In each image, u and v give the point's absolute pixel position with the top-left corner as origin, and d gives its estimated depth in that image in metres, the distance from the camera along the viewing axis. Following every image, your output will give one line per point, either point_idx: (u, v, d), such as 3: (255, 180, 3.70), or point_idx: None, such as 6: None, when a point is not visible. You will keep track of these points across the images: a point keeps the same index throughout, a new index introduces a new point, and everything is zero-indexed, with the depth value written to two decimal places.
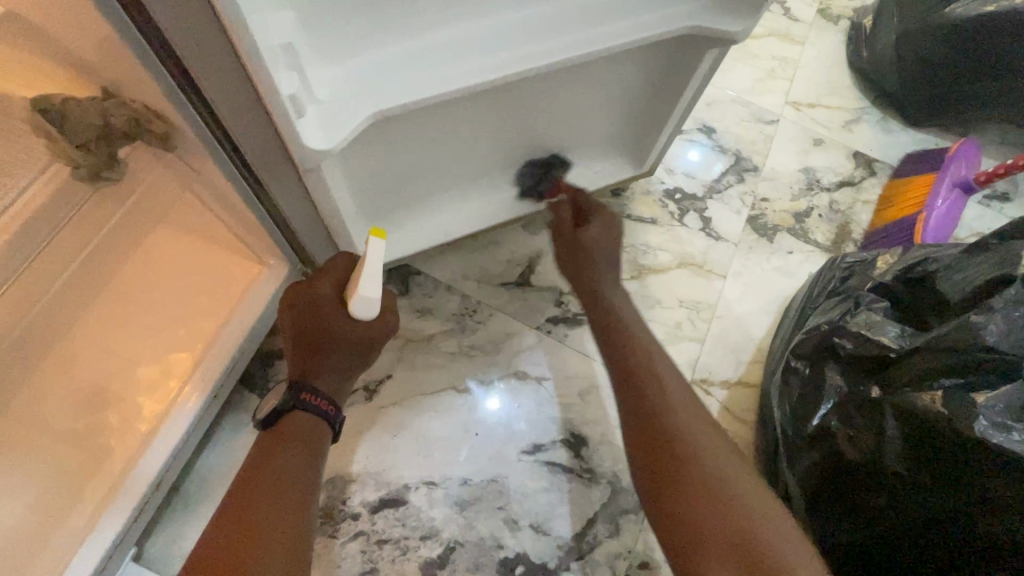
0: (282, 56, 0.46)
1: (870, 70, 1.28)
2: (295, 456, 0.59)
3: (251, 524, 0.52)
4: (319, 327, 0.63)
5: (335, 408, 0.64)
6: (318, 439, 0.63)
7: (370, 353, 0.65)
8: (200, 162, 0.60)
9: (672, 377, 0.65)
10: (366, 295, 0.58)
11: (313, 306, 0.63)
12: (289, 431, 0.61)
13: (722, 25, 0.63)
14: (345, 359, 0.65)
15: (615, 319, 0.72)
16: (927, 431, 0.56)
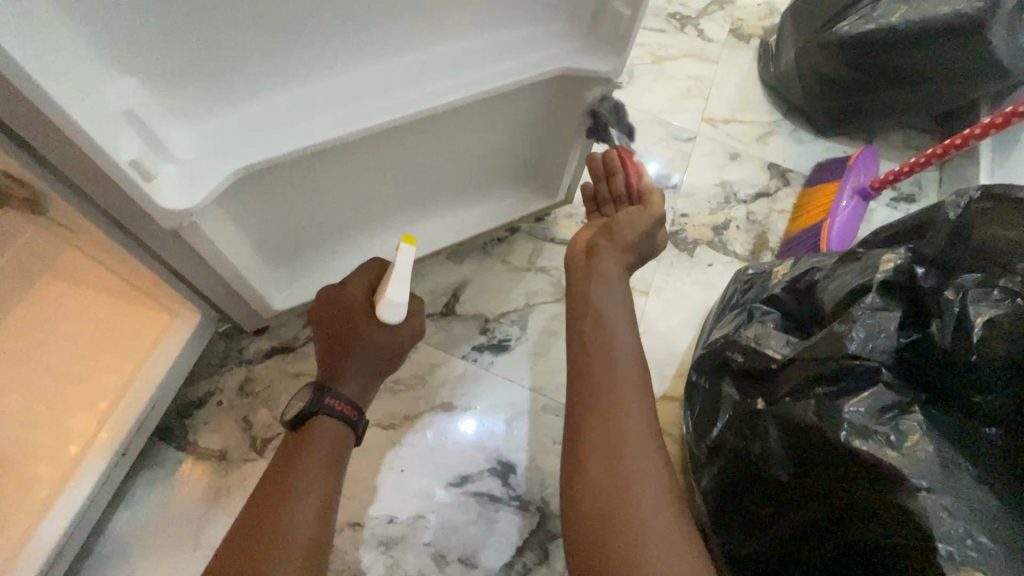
0: (125, 122, 0.47)
1: (779, 85, 1.34)
2: (319, 471, 0.61)
3: (280, 514, 0.57)
4: (349, 331, 0.66)
5: (358, 413, 0.66)
6: (342, 444, 0.65)
7: (394, 359, 0.68)
8: (78, 222, 0.60)
9: (633, 413, 0.60)
10: (393, 299, 0.61)
11: (347, 309, 0.67)
12: (316, 435, 0.63)
13: (592, 66, 0.67)
14: (371, 364, 0.67)
15: (601, 341, 0.66)
16: (802, 439, 0.57)
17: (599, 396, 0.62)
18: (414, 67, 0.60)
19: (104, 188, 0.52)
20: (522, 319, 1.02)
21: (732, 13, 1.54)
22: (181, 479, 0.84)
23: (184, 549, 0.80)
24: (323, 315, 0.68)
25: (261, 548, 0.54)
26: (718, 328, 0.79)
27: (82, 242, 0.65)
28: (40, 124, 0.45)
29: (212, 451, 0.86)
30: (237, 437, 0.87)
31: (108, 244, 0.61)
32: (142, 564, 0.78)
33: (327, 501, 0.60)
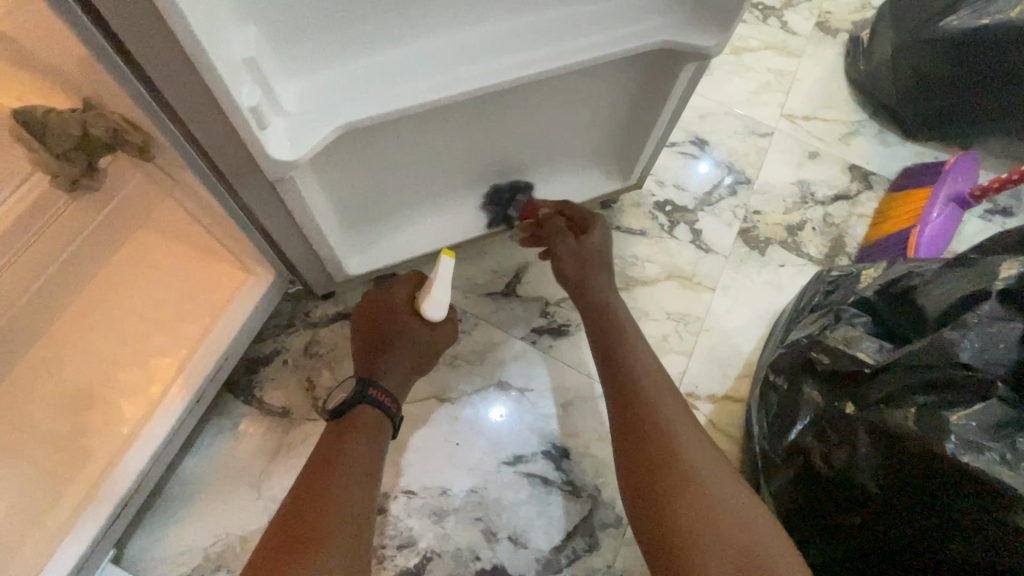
0: (245, 70, 0.47)
1: (867, 82, 1.26)
2: (363, 444, 0.65)
3: (329, 490, 0.58)
4: (394, 329, 0.72)
5: (397, 405, 0.70)
6: (381, 434, 0.68)
7: (430, 355, 0.74)
8: (178, 171, 0.62)
9: (677, 411, 0.64)
10: (437, 298, 0.68)
11: (390, 308, 0.74)
12: (359, 422, 0.66)
13: (697, 40, 0.64)
14: (411, 358, 0.73)
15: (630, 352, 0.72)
16: (901, 449, 0.54)
17: (633, 388, 0.67)
18: (513, 33, 0.59)
19: (212, 135, 0.53)
20: None
21: (820, 5, 1.46)
22: (247, 431, 0.87)
23: (247, 497, 0.82)
24: (370, 316, 0.75)
25: (315, 519, 0.55)
26: (799, 329, 0.75)
27: (179, 192, 0.67)
28: (167, 64, 0.46)
29: (276, 408, 0.88)
30: (300, 396, 0.90)
31: (205, 194, 0.62)
32: (207, 508, 0.81)
33: (371, 474, 0.63)
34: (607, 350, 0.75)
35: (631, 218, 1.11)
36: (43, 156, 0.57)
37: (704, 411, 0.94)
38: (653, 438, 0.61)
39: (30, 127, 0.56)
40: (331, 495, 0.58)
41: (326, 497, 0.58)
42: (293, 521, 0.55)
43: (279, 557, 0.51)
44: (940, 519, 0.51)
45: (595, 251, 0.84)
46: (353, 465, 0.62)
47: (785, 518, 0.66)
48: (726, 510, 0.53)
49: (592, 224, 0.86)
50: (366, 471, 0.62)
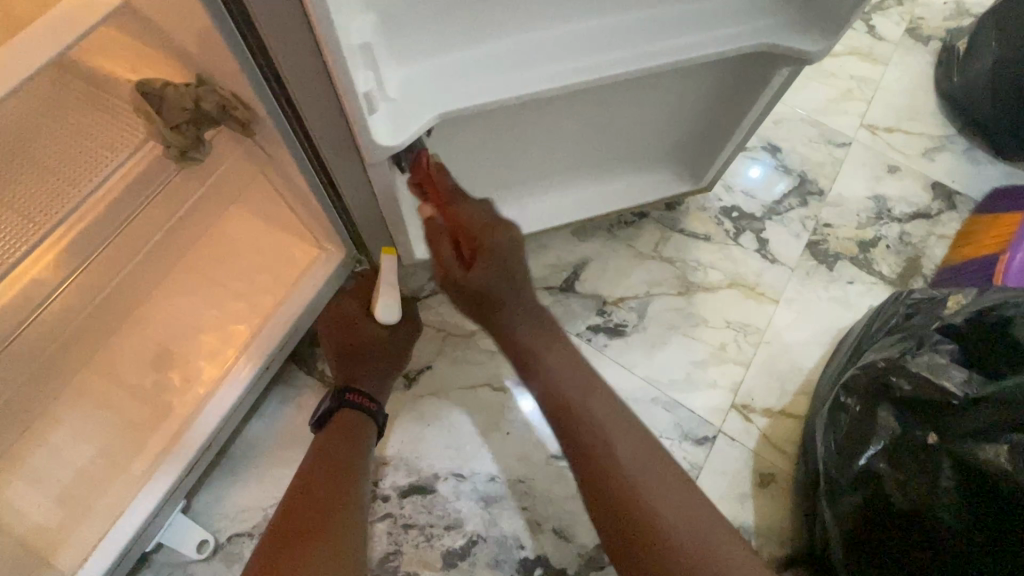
0: (360, 55, 0.49)
1: (959, 96, 1.19)
2: (346, 440, 0.70)
3: (319, 483, 0.63)
4: (355, 339, 0.80)
5: (377, 404, 0.75)
6: (365, 432, 0.73)
7: (399, 355, 0.82)
8: (274, 149, 0.64)
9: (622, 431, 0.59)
10: (385, 302, 0.76)
11: (347, 319, 0.82)
12: (341, 425, 0.72)
13: (799, 44, 0.61)
14: (380, 362, 0.79)
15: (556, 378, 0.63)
16: (991, 486, 0.54)
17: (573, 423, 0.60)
18: (613, 29, 0.59)
19: (316, 117, 0.55)
20: (640, 307, 1.00)
21: (912, 9, 1.38)
22: (308, 401, 0.90)
23: None
24: (329, 332, 0.82)
25: (313, 511, 0.59)
26: (875, 351, 0.72)
27: (270, 168, 0.69)
28: (286, 46, 0.47)
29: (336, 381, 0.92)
30: None
31: (296, 170, 0.65)
32: (269, 471, 0.86)
33: (353, 466, 0.67)
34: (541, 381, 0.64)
35: (696, 221, 1.09)
36: (156, 127, 0.59)
37: (758, 424, 0.92)
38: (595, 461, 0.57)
39: (147, 98, 0.57)
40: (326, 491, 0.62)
41: (314, 492, 0.62)
42: (291, 516, 0.59)
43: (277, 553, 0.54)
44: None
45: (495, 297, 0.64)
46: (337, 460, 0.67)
47: (843, 542, 0.65)
48: (680, 524, 0.53)
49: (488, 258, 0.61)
50: (352, 466, 0.66)
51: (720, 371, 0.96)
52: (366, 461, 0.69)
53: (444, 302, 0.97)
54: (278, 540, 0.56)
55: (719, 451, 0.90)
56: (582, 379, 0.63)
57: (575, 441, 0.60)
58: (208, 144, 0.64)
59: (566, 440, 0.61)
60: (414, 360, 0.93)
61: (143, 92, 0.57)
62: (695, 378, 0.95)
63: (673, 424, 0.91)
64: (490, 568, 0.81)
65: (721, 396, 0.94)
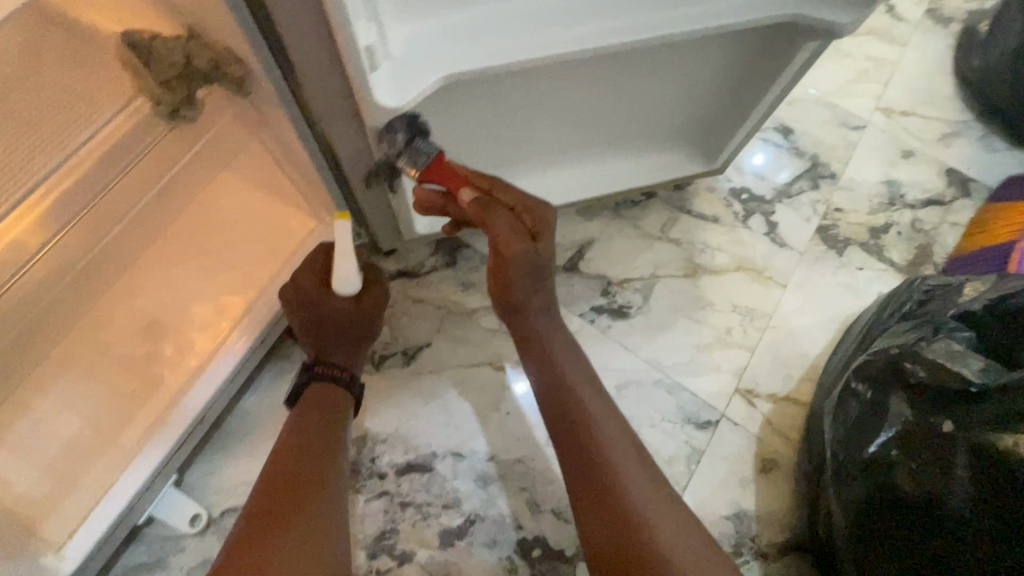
0: (362, 6, 0.46)
1: (979, 79, 1.16)
2: (319, 421, 0.66)
3: (297, 467, 0.60)
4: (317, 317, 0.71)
5: (349, 373, 0.72)
6: (339, 403, 0.70)
7: (370, 324, 0.75)
8: (270, 111, 0.61)
9: (607, 419, 0.65)
10: (344, 271, 0.69)
11: (303, 297, 0.71)
12: (312, 400, 0.69)
13: (830, 16, 0.58)
14: (351, 334, 0.74)
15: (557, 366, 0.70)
16: (1008, 475, 0.52)
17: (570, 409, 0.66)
18: None
19: (315, 74, 0.52)
20: (645, 289, 0.98)
21: None
22: None
23: None
24: (290, 310, 0.72)
25: (292, 496, 0.57)
26: (888, 338, 0.71)
27: (266, 132, 0.66)
28: None
29: None
30: None
31: (294, 134, 0.61)
32: (264, 447, 0.84)
33: (328, 447, 0.64)
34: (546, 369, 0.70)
35: (704, 203, 1.06)
36: (145, 82, 0.55)
37: (761, 409, 0.91)
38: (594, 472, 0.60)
39: (135, 51, 0.54)
40: (300, 481, 0.59)
41: (291, 476, 0.59)
42: (261, 506, 0.55)
43: (253, 535, 0.52)
44: None
45: (534, 264, 0.63)
46: (313, 442, 0.64)
47: (851, 531, 0.63)
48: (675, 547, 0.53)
49: (538, 218, 0.63)
50: (326, 455, 0.63)
51: (725, 355, 0.94)
52: (341, 449, 0.66)
53: (445, 278, 0.95)
54: (247, 534, 0.53)
55: (721, 436, 0.89)
56: (592, 391, 0.68)
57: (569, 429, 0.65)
58: (200, 101, 0.60)
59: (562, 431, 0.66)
60: (413, 337, 0.91)
61: (131, 45, 0.54)
62: (700, 362, 0.93)
63: (676, 407, 0.90)
64: (487, 549, 0.80)
65: (725, 381, 0.92)
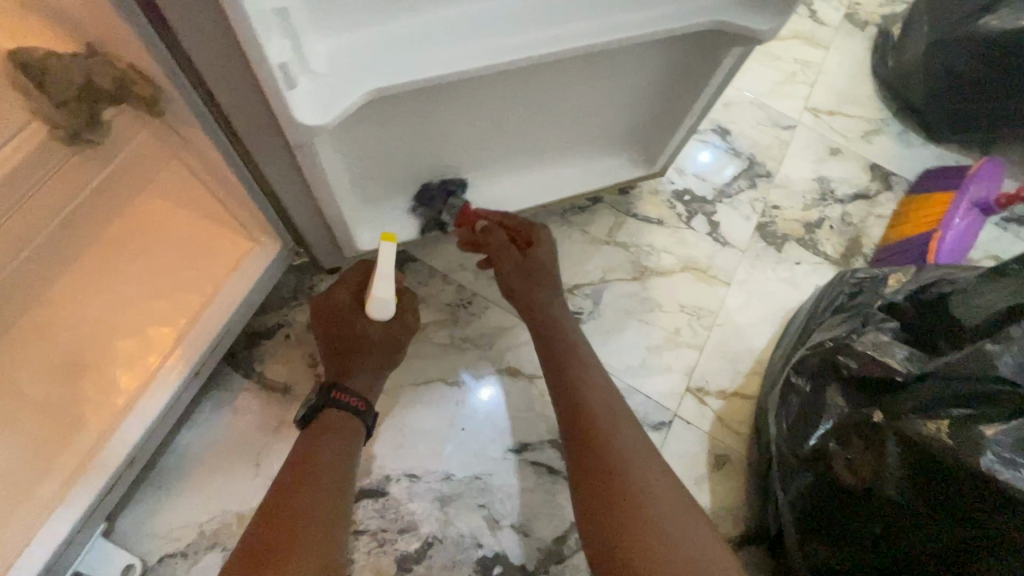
0: (275, 21, 0.43)
1: (895, 80, 1.23)
2: (330, 452, 0.62)
3: (298, 500, 0.56)
4: (340, 335, 0.68)
5: (366, 405, 0.67)
6: (352, 435, 0.66)
7: (395, 352, 0.71)
8: (187, 130, 0.57)
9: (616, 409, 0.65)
10: (379, 297, 0.64)
11: (336, 313, 0.69)
12: (326, 429, 0.65)
13: (749, 23, 0.59)
14: (378, 360, 0.70)
15: (570, 349, 0.72)
16: (934, 459, 0.54)
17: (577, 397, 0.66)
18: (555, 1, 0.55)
19: (230, 90, 0.49)
20: (596, 294, 0.98)
21: None
22: (247, 405, 0.84)
23: (246, 475, 0.80)
24: (317, 324, 0.70)
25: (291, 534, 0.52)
26: (823, 331, 0.74)
27: (186, 152, 0.62)
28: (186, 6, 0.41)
29: (277, 383, 0.86)
30: (303, 373, 0.87)
31: (215, 154, 0.58)
32: (205, 485, 0.79)
33: (338, 483, 0.60)
34: (553, 358, 0.71)
35: (649, 205, 1.08)
36: (40, 105, 0.52)
37: (712, 406, 0.93)
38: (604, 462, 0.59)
39: (27, 71, 0.50)
40: (308, 513, 0.55)
41: (291, 511, 0.54)
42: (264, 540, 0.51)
43: None
44: (982, 529, 0.51)
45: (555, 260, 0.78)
46: (319, 473, 0.59)
47: (796, 522, 0.66)
48: (678, 538, 0.52)
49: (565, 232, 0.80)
50: (337, 490, 0.59)
51: (675, 355, 0.96)
52: (348, 483, 0.61)
53: None
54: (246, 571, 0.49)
55: (675, 436, 0.90)
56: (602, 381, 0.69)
57: (580, 419, 0.64)
58: (106, 123, 0.56)
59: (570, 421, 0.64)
60: None
61: (21, 64, 0.50)
62: (651, 363, 0.95)
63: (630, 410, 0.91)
64: (447, 570, 0.78)
65: (676, 380, 0.94)
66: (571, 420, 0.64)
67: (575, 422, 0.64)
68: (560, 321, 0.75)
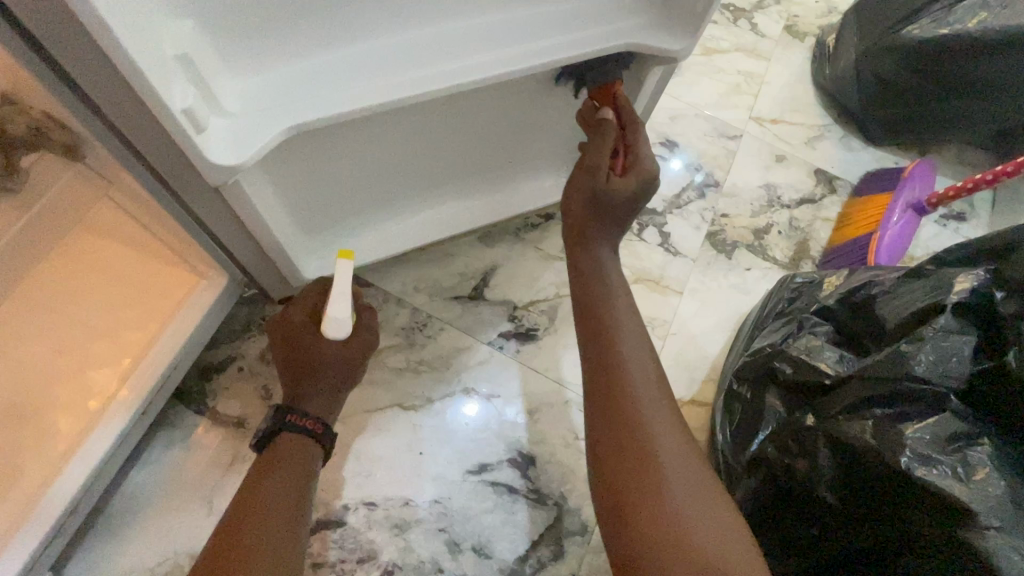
0: (179, 68, 0.44)
1: (833, 87, 1.28)
2: (289, 473, 0.61)
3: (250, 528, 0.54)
4: (298, 356, 0.66)
5: (322, 427, 0.66)
6: (308, 461, 0.64)
7: (354, 372, 0.69)
8: (113, 172, 0.57)
9: (639, 371, 0.58)
10: (336, 316, 0.63)
11: (293, 332, 0.67)
12: (280, 455, 0.62)
13: (663, 44, 0.63)
14: (335, 381, 0.68)
15: (604, 305, 0.64)
16: (860, 458, 0.55)
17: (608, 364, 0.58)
18: (471, 32, 0.57)
19: (147, 134, 0.49)
20: (551, 309, 0.99)
21: (789, 8, 1.48)
22: (198, 442, 0.83)
23: (199, 513, 0.79)
24: (273, 344, 0.68)
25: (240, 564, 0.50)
26: (763, 336, 0.75)
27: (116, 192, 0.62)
28: (89, 55, 0.41)
29: (230, 418, 0.85)
30: (256, 405, 0.86)
31: (142, 195, 0.58)
32: (155, 527, 0.77)
33: (295, 508, 0.58)
34: (587, 314, 0.64)
35: None
36: None
37: None
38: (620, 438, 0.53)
39: None
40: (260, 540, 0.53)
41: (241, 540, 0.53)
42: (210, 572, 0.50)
43: None
44: (906, 527, 0.52)
45: (616, 205, 0.66)
46: (273, 499, 0.57)
47: None
48: (702, 530, 0.47)
49: (638, 171, 0.66)
50: (293, 515, 0.58)
51: None
52: (307, 505, 0.60)
53: None
54: None
55: None
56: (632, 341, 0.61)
57: (604, 390, 0.57)
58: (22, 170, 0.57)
59: (595, 388, 0.58)
60: None
61: None
62: None
63: None
64: None
65: None
66: (598, 386, 0.58)
67: (603, 393, 0.57)
68: (598, 268, 0.67)
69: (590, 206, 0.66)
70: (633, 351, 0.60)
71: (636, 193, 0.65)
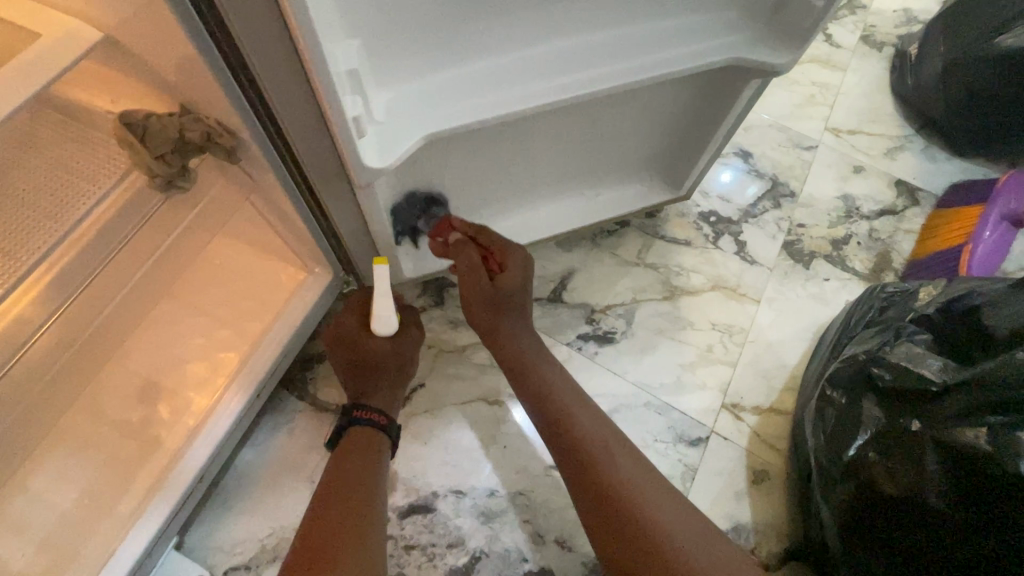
0: (347, 81, 0.50)
1: (915, 97, 1.26)
2: (358, 462, 0.67)
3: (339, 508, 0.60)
4: (358, 358, 0.74)
5: (387, 418, 0.72)
6: (378, 447, 0.70)
7: (405, 365, 0.77)
8: (259, 174, 0.64)
9: (589, 419, 0.70)
10: (383, 314, 0.70)
11: (346, 341, 0.74)
12: (351, 445, 0.69)
13: (767, 58, 0.65)
14: (391, 376, 0.76)
15: (531, 368, 0.75)
16: (973, 467, 0.55)
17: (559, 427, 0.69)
18: (589, 48, 0.61)
19: (304, 139, 0.55)
20: (628, 314, 1.02)
21: (865, 18, 1.46)
22: (302, 425, 0.89)
23: (303, 491, 0.85)
24: (331, 356, 0.76)
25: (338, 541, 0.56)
26: (856, 344, 0.76)
27: (255, 194, 0.69)
28: (276, 70, 0.47)
29: (329, 404, 0.91)
30: None
31: (283, 196, 0.65)
32: (265, 501, 0.84)
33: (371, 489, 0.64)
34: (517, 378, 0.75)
35: (675, 227, 1.12)
36: (143, 158, 0.59)
37: (748, 422, 0.94)
38: (605, 501, 0.62)
39: (131, 129, 0.57)
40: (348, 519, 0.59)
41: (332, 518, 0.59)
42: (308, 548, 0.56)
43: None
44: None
45: (510, 296, 0.74)
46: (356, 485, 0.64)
47: (840, 533, 0.67)
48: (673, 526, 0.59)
49: (511, 262, 0.74)
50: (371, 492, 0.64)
51: (709, 372, 0.98)
52: (380, 488, 0.66)
53: (433, 318, 0.97)
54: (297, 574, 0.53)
55: (713, 452, 0.91)
56: (569, 392, 0.73)
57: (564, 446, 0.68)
58: (192, 171, 0.66)
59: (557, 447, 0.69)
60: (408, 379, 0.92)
61: (127, 124, 0.57)
62: (685, 381, 0.97)
63: (667, 427, 0.93)
64: None
65: (711, 397, 0.96)
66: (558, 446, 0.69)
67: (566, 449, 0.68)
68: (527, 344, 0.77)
69: (494, 311, 0.75)
70: (574, 405, 0.71)
71: (522, 279, 0.74)
